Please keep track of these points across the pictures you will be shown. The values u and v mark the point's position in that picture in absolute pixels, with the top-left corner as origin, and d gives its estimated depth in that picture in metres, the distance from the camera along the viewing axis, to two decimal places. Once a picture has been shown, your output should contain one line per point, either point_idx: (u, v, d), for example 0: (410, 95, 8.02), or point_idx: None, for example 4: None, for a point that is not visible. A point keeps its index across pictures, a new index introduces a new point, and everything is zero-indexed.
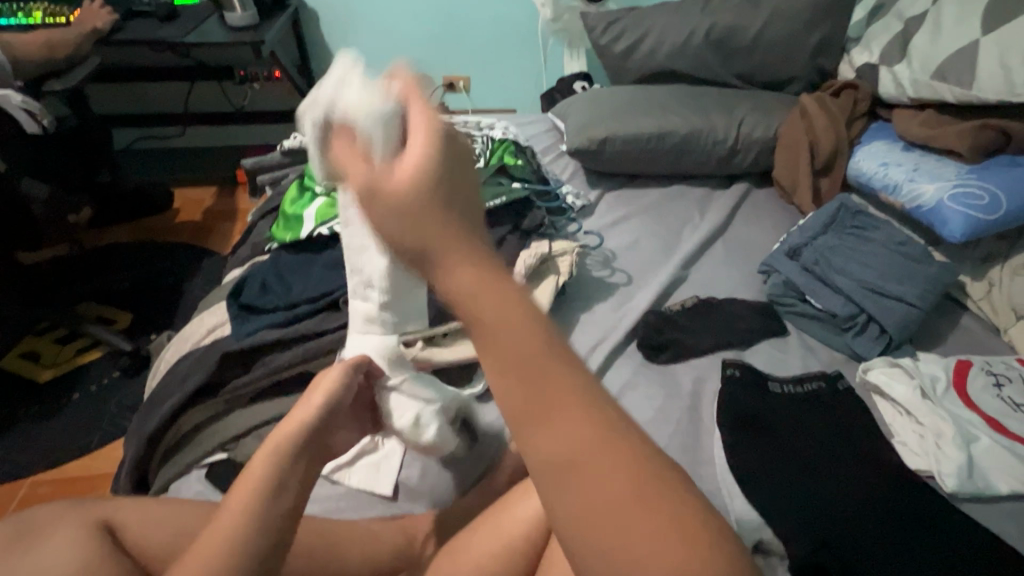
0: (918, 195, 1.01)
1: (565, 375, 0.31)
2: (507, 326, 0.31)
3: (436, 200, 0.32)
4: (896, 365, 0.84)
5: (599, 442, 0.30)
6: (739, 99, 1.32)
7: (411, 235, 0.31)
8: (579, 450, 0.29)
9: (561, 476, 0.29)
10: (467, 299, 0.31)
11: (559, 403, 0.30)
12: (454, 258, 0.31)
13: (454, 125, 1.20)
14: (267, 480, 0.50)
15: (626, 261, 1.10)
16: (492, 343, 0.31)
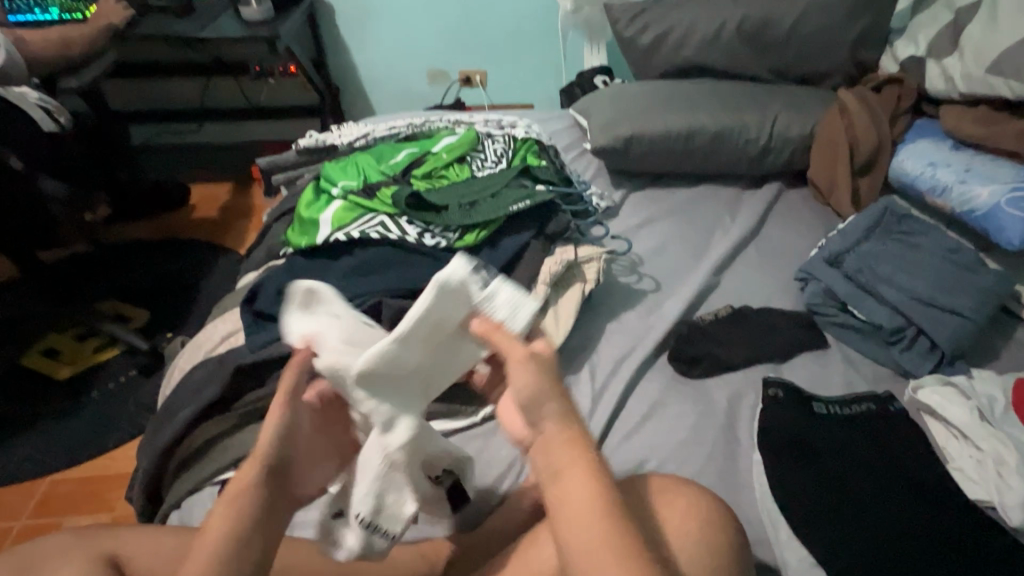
0: (970, 198, 0.94)
1: (609, 511, 0.43)
2: (574, 435, 0.47)
3: (550, 383, 0.49)
4: (949, 384, 0.79)
5: (600, 505, 0.43)
6: (772, 94, 1.26)
7: (525, 378, 0.49)
8: (584, 504, 0.43)
9: (572, 516, 0.43)
10: (553, 410, 0.48)
11: (592, 518, 0.43)
12: (555, 412, 0.48)
13: (475, 122, 1.16)
14: (233, 530, 0.50)
15: (654, 265, 1.05)
16: (554, 432, 0.47)
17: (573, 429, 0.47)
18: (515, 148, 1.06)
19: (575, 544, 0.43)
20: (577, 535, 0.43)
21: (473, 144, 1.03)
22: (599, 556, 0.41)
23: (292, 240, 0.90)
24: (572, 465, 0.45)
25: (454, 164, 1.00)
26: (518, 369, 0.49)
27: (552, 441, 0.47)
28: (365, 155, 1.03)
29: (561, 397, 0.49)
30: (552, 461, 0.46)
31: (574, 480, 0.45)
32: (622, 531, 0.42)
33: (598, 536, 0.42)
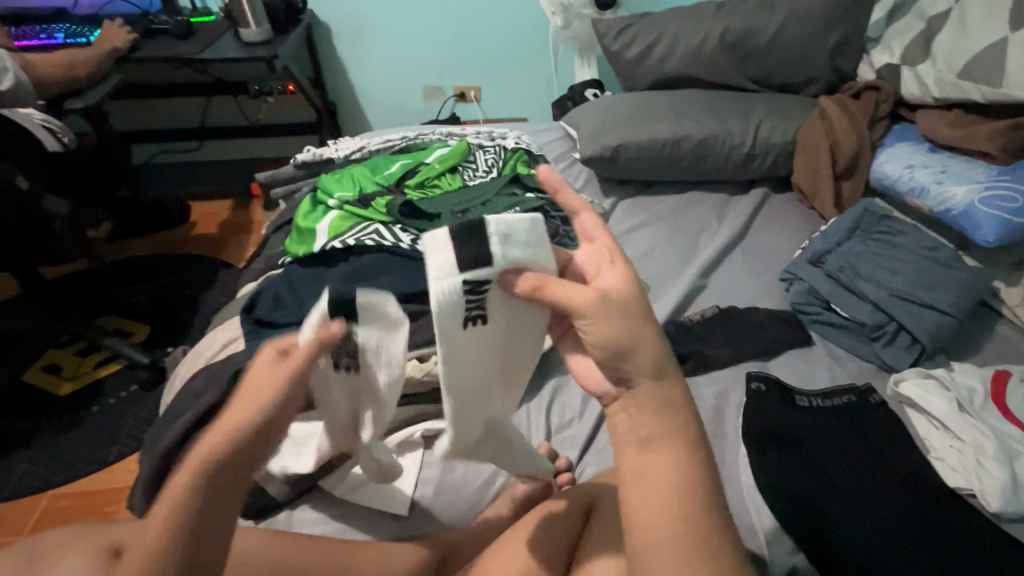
0: (947, 198, 0.97)
1: (691, 489, 0.42)
2: (666, 406, 0.44)
3: (642, 334, 0.45)
4: (929, 377, 0.81)
5: (682, 478, 0.42)
6: (755, 102, 1.30)
7: (622, 333, 0.44)
8: (666, 475, 0.42)
9: (650, 485, 0.42)
10: (645, 372, 0.44)
11: (675, 490, 0.42)
12: (649, 377, 0.44)
13: (467, 134, 1.19)
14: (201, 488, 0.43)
15: (643, 269, 1.08)
16: (643, 396, 0.44)
17: (666, 391, 0.45)
18: (505, 158, 1.09)
19: (650, 504, 0.42)
20: (648, 497, 0.42)
21: (464, 155, 1.07)
22: (670, 529, 0.41)
23: (290, 249, 0.94)
24: (660, 432, 0.44)
25: (447, 174, 1.04)
26: (609, 318, 0.44)
27: (643, 401, 0.44)
28: (360, 167, 1.07)
29: (654, 350, 0.45)
30: (642, 425, 0.44)
31: (654, 449, 0.43)
32: (695, 507, 0.42)
33: (672, 500, 0.41)
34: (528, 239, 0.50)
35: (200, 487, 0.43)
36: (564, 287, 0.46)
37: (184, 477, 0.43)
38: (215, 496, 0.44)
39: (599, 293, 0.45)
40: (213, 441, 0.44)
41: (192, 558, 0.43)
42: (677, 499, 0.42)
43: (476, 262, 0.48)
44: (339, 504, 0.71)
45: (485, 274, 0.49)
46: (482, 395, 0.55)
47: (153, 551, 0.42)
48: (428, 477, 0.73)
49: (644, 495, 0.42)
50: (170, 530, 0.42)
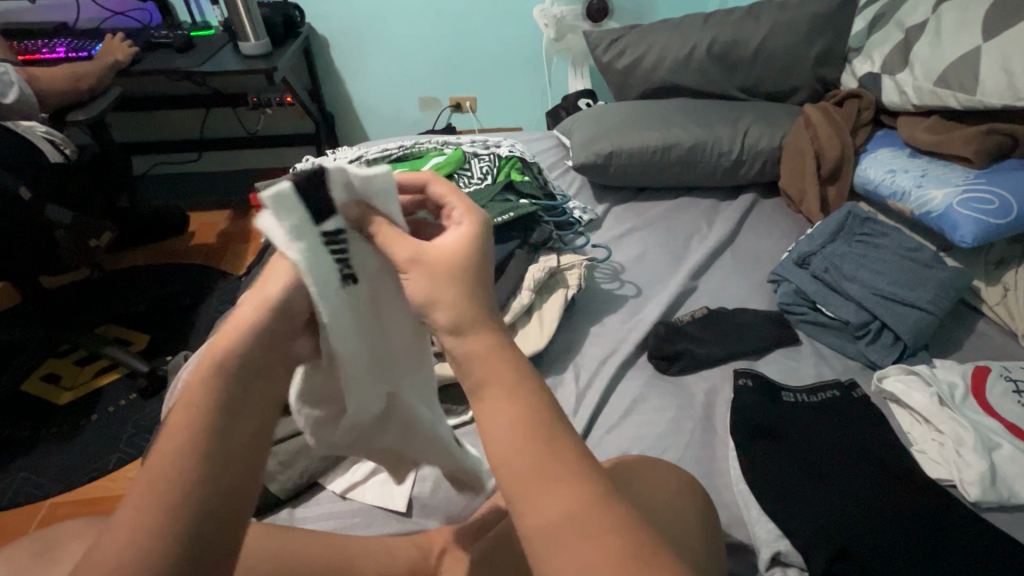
0: (927, 201, 1.01)
1: (538, 425, 0.40)
2: (490, 360, 0.43)
3: (450, 291, 0.46)
4: (912, 373, 0.84)
5: (522, 418, 0.41)
6: (742, 111, 1.34)
7: (426, 290, 0.46)
8: (508, 422, 0.41)
9: (497, 441, 0.40)
10: (463, 323, 0.44)
11: (516, 434, 0.40)
12: (461, 334, 0.44)
13: (462, 142, 1.22)
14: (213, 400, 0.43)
15: (635, 272, 1.11)
16: (470, 354, 0.44)
17: (490, 340, 0.44)
18: (499, 165, 1.09)
19: (502, 459, 0.40)
20: (500, 450, 0.40)
21: (460, 162, 1.07)
22: (529, 480, 0.39)
23: None
24: (486, 382, 0.43)
25: (443, 181, 1.04)
26: (427, 281, 0.46)
27: (470, 362, 0.44)
28: None
29: (461, 304, 0.45)
30: (472, 381, 0.43)
31: (489, 403, 0.42)
32: (542, 440, 0.40)
33: (517, 445, 0.40)
34: (380, 190, 0.52)
35: (229, 369, 0.44)
36: (391, 236, 0.50)
37: (211, 364, 0.44)
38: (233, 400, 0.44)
39: (415, 253, 0.48)
40: (232, 335, 0.46)
41: (228, 433, 0.42)
42: (522, 440, 0.40)
43: (326, 210, 0.51)
44: (340, 501, 0.74)
45: (338, 226, 0.52)
46: (375, 370, 0.58)
47: (191, 429, 0.41)
48: (426, 475, 0.76)
49: (495, 452, 0.41)
50: (200, 411, 0.42)
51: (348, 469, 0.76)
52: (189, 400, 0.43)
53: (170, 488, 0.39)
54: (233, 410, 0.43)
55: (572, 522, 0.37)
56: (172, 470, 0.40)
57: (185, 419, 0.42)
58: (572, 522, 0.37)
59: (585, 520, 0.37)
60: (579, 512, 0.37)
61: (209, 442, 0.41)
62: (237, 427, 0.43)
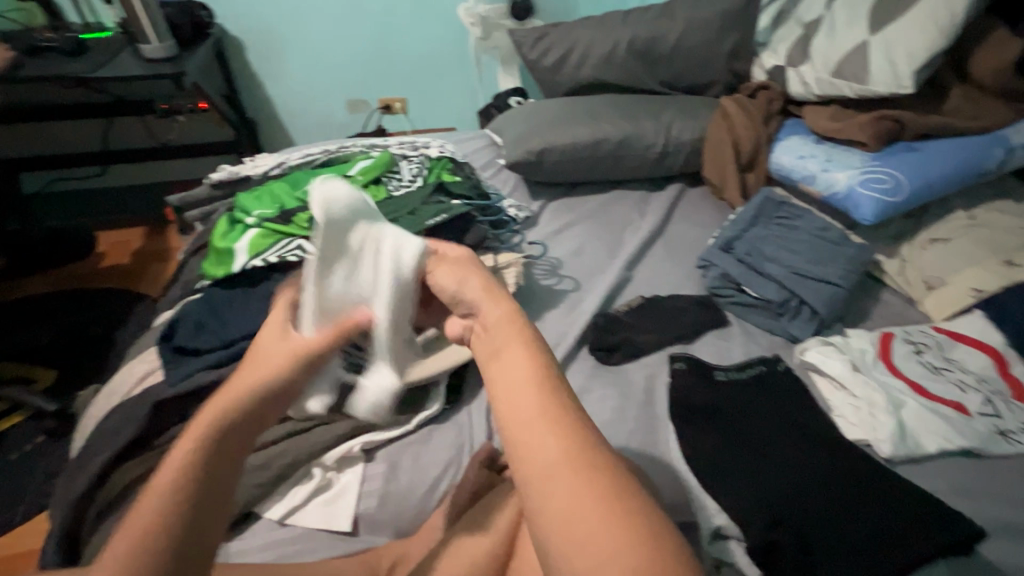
0: (832, 183, 1.09)
1: (546, 373, 0.44)
2: (505, 326, 0.49)
3: (478, 277, 0.56)
4: (828, 343, 0.91)
5: (531, 369, 0.44)
6: (664, 105, 1.38)
7: (453, 281, 0.57)
8: (515, 373, 0.44)
9: (507, 385, 0.44)
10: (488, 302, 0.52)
11: (520, 380, 0.44)
12: (489, 296, 0.53)
13: (390, 143, 1.17)
14: (175, 489, 0.41)
15: (573, 267, 1.12)
16: (492, 321, 0.50)
17: (505, 305, 0.51)
18: (429, 167, 1.07)
19: (509, 401, 0.43)
20: (510, 389, 0.43)
21: (389, 165, 1.03)
22: (534, 427, 0.41)
23: (208, 271, 0.86)
24: (498, 342, 0.48)
25: (371, 186, 1.00)
26: (461, 278, 0.57)
27: (490, 318, 0.50)
28: (279, 181, 0.98)
29: (494, 291, 0.53)
30: (490, 339, 0.49)
31: (504, 356, 0.46)
32: (556, 385, 0.43)
33: (525, 389, 0.43)
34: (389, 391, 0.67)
35: (203, 458, 0.43)
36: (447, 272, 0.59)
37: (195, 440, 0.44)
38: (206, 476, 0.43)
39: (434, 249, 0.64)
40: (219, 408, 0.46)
41: (198, 511, 0.42)
42: (527, 385, 0.43)
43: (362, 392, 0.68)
44: (279, 528, 0.70)
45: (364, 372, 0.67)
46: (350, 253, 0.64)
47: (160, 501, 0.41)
48: (371, 488, 0.74)
49: (499, 394, 0.44)
50: (183, 469, 0.42)
51: (286, 493, 0.72)
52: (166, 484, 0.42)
53: (154, 532, 0.39)
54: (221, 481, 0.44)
55: (559, 461, 0.39)
56: (132, 531, 0.39)
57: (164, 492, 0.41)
58: (561, 464, 0.39)
59: (576, 464, 0.39)
60: (574, 453, 0.39)
61: (177, 509, 0.41)
62: (211, 493, 0.42)
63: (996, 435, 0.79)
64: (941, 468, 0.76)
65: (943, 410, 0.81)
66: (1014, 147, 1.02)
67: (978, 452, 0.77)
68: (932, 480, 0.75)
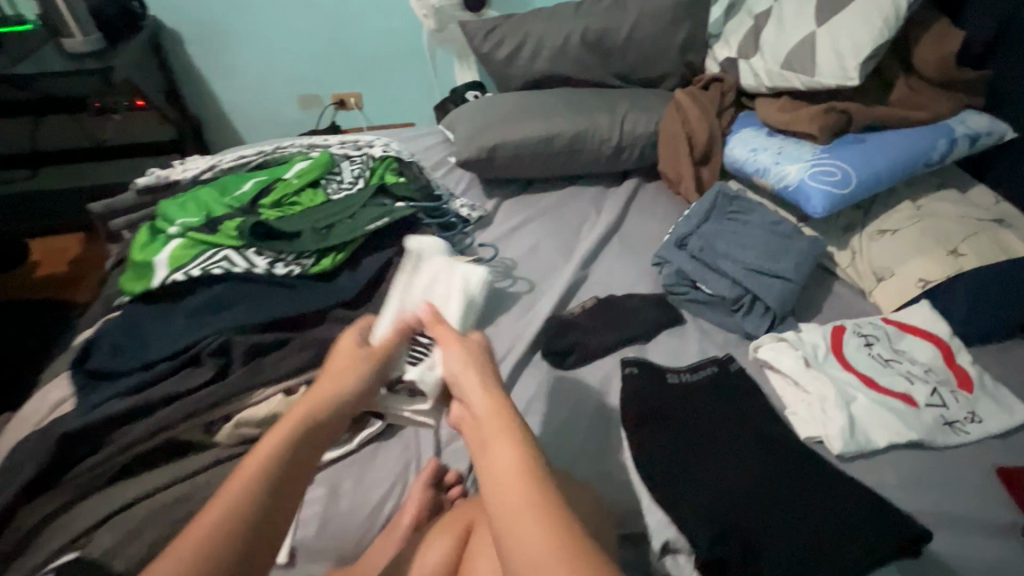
0: (784, 176, 1.09)
1: (531, 467, 0.49)
2: (495, 422, 0.55)
3: (473, 370, 0.62)
4: (782, 339, 0.90)
5: (518, 463, 0.50)
6: (618, 98, 1.36)
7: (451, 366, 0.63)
8: (504, 463, 0.50)
9: (497, 475, 0.49)
10: (482, 397, 0.58)
11: (511, 471, 0.49)
12: (481, 391, 0.59)
13: (332, 142, 1.11)
14: (280, 456, 0.51)
15: (527, 268, 1.09)
16: (481, 417, 0.56)
17: (498, 403, 0.57)
18: (372, 167, 1.01)
19: (502, 489, 0.48)
20: (501, 480, 0.49)
21: (328, 166, 0.97)
22: (522, 515, 0.46)
23: (127, 287, 0.78)
24: (486, 435, 0.54)
25: (308, 189, 0.92)
26: (459, 371, 0.62)
27: (481, 415, 0.56)
28: (205, 187, 0.91)
29: (488, 386, 0.60)
30: (481, 431, 0.55)
31: (495, 448, 0.52)
32: (541, 477, 0.49)
33: (518, 492, 0.47)
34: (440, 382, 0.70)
35: (300, 435, 0.53)
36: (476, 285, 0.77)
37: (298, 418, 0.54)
38: (306, 449, 0.53)
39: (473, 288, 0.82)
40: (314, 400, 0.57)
41: (292, 480, 0.50)
42: (518, 475, 0.49)
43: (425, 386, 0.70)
44: None
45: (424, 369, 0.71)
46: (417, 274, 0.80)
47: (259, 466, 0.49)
48: (310, 515, 0.69)
49: (492, 489, 0.49)
50: (290, 444, 0.52)
51: None
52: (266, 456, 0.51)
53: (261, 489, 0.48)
54: (303, 464, 0.52)
55: (551, 556, 0.42)
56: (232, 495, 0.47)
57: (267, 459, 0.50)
58: (549, 551, 0.42)
59: (562, 550, 0.42)
60: (557, 542, 0.43)
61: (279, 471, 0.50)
62: (305, 462, 0.52)
63: (943, 425, 0.80)
64: (891, 461, 0.76)
65: (892, 404, 0.81)
66: (958, 138, 1.03)
67: (925, 443, 0.78)
68: (882, 475, 0.75)
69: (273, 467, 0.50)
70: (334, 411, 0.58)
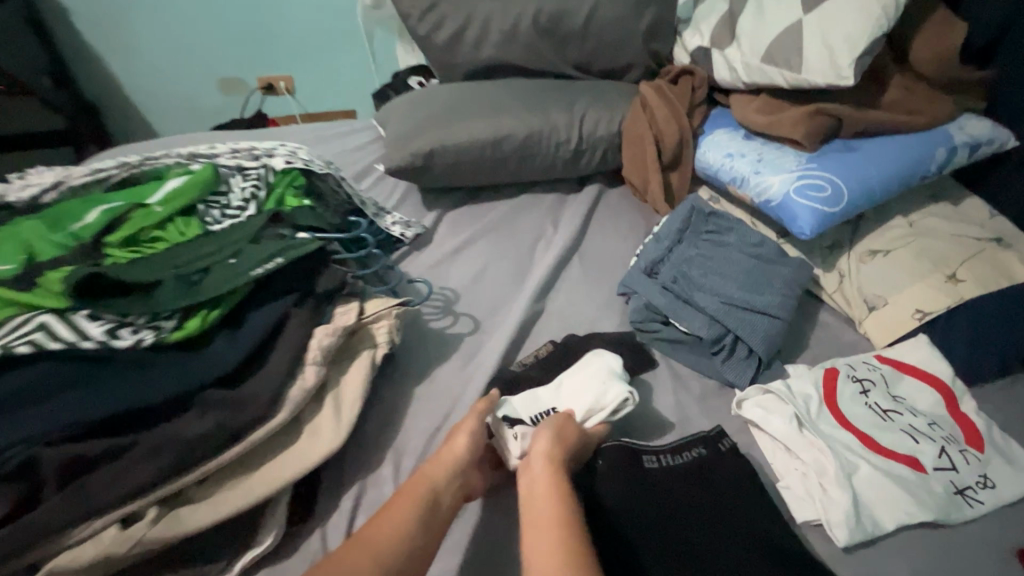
0: (765, 188, 0.94)
1: (572, 539, 0.53)
2: (547, 489, 0.58)
3: (556, 429, 0.65)
4: (769, 391, 0.75)
5: (556, 530, 0.54)
6: (576, 92, 1.18)
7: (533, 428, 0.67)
8: (544, 525, 0.55)
9: (535, 532, 0.54)
10: (542, 459, 0.62)
11: (555, 533, 0.53)
12: (547, 448, 0.63)
13: (224, 148, 0.89)
14: (420, 510, 0.56)
15: (472, 300, 0.91)
16: (532, 479, 0.60)
17: (556, 468, 0.60)
18: (271, 184, 0.81)
19: (536, 541, 0.53)
20: (536, 539, 0.53)
21: (212, 183, 0.76)
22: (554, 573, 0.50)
23: None
24: (538, 496, 0.58)
25: (178, 219, 0.71)
26: (541, 429, 0.66)
27: (538, 468, 0.61)
28: (34, 220, 0.69)
29: (553, 446, 0.63)
30: (533, 484, 0.59)
31: (535, 513, 0.56)
32: (579, 549, 0.52)
33: (553, 556, 0.51)
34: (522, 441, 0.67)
35: (428, 490, 0.58)
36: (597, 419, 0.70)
37: (429, 473, 0.60)
38: (435, 503, 0.57)
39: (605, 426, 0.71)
40: (439, 460, 0.61)
41: (429, 533, 0.55)
42: (557, 539, 0.53)
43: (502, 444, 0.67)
44: None
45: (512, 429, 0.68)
46: (580, 373, 0.75)
47: (398, 515, 0.54)
48: None
49: (533, 542, 0.53)
50: (422, 499, 0.57)
51: None
52: (403, 505, 0.56)
53: (396, 538, 0.53)
54: (429, 542, 0.55)
55: None
56: (375, 539, 0.52)
57: (405, 508, 0.56)
58: None
59: None
60: None
61: (414, 521, 0.55)
62: (431, 515, 0.56)
63: (954, 495, 0.68)
64: (902, 546, 0.64)
65: (897, 472, 0.69)
66: (959, 145, 0.92)
67: (937, 522, 0.66)
68: (896, 567, 0.63)
69: (405, 538, 0.53)
70: (446, 481, 0.60)
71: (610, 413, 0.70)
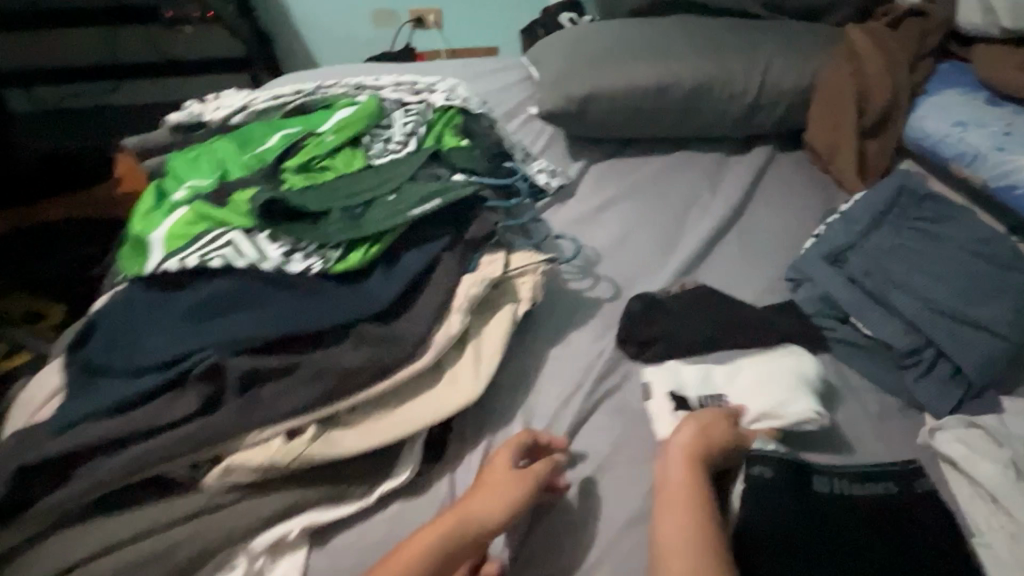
0: (1010, 168, 0.77)
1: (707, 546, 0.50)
2: (684, 484, 0.55)
3: (705, 422, 0.60)
4: (975, 427, 0.62)
5: (693, 533, 0.51)
6: (762, 35, 1.01)
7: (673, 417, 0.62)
8: (678, 524, 0.52)
9: (668, 525, 0.52)
10: (682, 450, 0.58)
11: (692, 535, 0.51)
12: (686, 440, 0.58)
13: (385, 81, 0.89)
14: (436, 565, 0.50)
15: (613, 265, 0.84)
16: (670, 471, 0.56)
17: (694, 465, 0.56)
18: (430, 122, 0.80)
19: (665, 535, 0.52)
20: (670, 532, 0.51)
21: (376, 117, 0.77)
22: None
23: (124, 267, 0.64)
24: (675, 489, 0.55)
25: (345, 150, 0.73)
26: (683, 421, 0.60)
27: (673, 461, 0.57)
28: (226, 140, 0.76)
29: (693, 439, 0.58)
30: (668, 476, 0.56)
31: (669, 507, 0.53)
32: (712, 557, 0.49)
33: (685, 562, 0.49)
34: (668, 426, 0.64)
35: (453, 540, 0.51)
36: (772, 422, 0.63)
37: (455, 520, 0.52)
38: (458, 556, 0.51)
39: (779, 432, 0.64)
40: (471, 509, 0.53)
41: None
42: (691, 546, 0.50)
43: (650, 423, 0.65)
44: None
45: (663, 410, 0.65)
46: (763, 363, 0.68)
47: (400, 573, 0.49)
48: None
49: (664, 534, 0.52)
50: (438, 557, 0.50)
51: None
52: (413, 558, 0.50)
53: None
54: None
55: None
56: None
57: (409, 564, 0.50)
58: None
59: None
60: None
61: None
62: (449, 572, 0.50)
63: None
64: None
65: None
66: None
67: None
68: None
69: None
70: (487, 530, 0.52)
71: (785, 425, 0.62)
